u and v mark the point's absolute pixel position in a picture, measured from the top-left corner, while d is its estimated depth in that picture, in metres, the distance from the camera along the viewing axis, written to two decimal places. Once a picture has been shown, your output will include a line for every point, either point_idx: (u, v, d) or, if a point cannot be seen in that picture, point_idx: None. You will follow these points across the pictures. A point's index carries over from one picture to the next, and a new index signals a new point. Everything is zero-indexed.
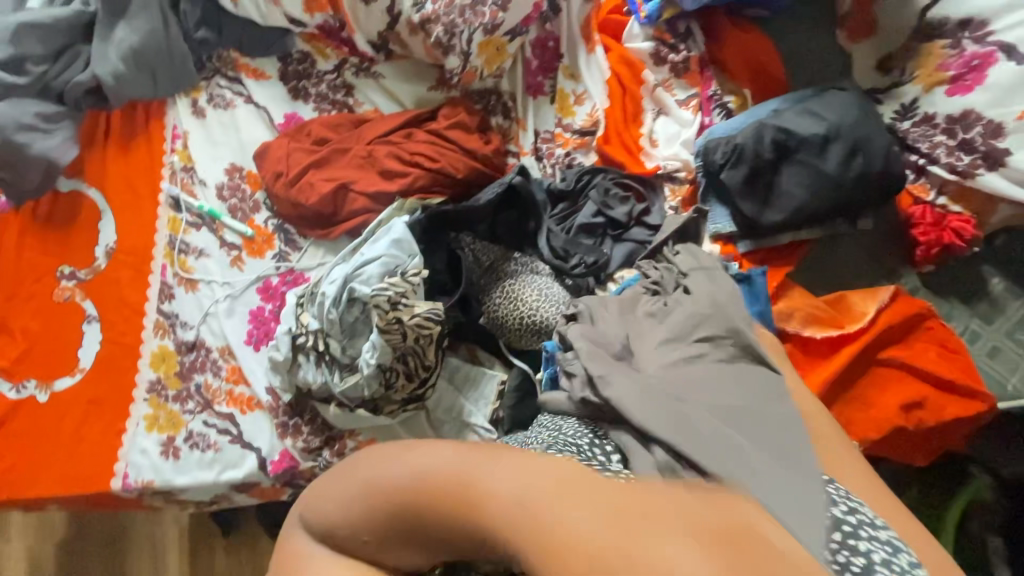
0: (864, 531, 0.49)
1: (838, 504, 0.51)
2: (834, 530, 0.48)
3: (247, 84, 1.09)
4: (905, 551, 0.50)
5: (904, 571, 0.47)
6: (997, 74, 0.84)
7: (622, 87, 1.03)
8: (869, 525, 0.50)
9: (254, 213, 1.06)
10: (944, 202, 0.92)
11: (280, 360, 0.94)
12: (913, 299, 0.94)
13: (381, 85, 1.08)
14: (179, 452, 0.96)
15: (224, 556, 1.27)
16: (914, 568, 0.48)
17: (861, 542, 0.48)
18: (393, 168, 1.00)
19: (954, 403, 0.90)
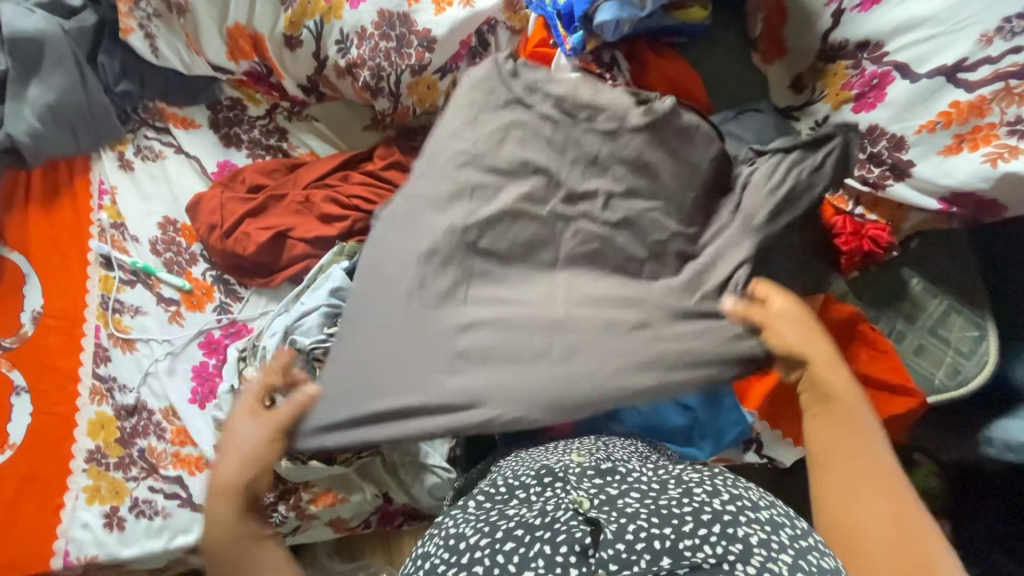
0: (744, 516, 0.51)
1: (718, 495, 0.53)
2: (713, 522, 0.50)
3: (176, 134, 1.07)
4: (786, 526, 0.51)
5: (783, 547, 0.49)
6: (895, 92, 0.90)
7: None
8: (749, 509, 0.52)
9: (191, 265, 1.03)
10: (861, 212, 0.98)
11: (225, 420, 0.91)
12: (843, 305, 0.99)
13: (315, 128, 1.09)
14: (125, 523, 0.92)
15: None
16: (796, 543, 0.50)
17: (739, 529, 0.50)
18: (332, 213, 0.99)
19: (885, 401, 0.96)
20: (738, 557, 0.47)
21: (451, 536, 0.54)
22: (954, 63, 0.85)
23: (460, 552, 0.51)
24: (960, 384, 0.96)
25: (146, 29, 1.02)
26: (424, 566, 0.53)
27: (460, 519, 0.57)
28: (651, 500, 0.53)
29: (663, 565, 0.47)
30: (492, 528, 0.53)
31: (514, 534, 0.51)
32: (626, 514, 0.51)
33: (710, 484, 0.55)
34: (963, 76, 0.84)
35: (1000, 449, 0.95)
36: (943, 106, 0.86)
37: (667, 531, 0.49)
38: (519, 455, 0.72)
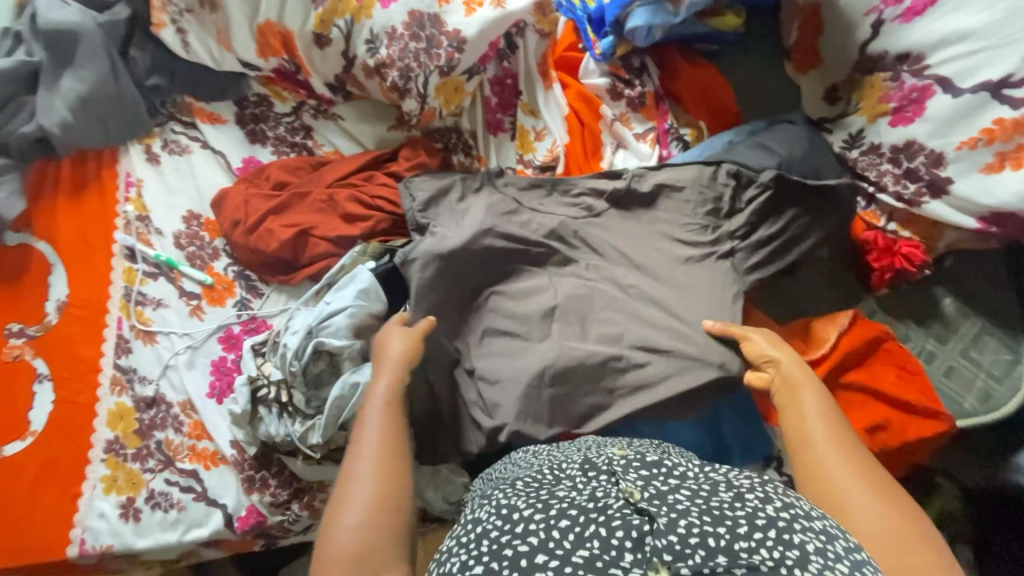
0: (798, 524, 0.51)
1: (772, 501, 0.52)
2: (769, 527, 0.50)
3: (202, 129, 1.07)
4: (840, 538, 0.51)
5: (837, 558, 0.49)
6: (935, 106, 0.87)
7: (581, 123, 1.05)
8: (802, 518, 0.52)
9: (213, 260, 1.03)
10: (894, 228, 0.96)
11: (239, 413, 0.91)
12: (871, 323, 0.97)
13: (341, 127, 1.09)
14: (140, 514, 0.93)
15: None
16: (850, 555, 0.49)
17: (795, 535, 0.50)
18: (355, 213, 0.98)
19: (917, 425, 0.91)
20: (794, 563, 0.47)
21: (502, 506, 0.54)
22: (999, 78, 0.82)
23: (512, 522, 0.52)
24: (992, 410, 0.92)
25: (178, 24, 1.03)
26: (474, 531, 0.53)
27: (508, 491, 0.57)
28: (703, 499, 0.53)
29: (718, 563, 0.47)
30: (544, 504, 0.53)
31: (567, 513, 0.51)
32: (678, 510, 0.51)
33: (763, 490, 0.54)
34: (1007, 93, 0.81)
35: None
36: (985, 122, 0.83)
37: (721, 531, 0.49)
38: (554, 449, 0.71)
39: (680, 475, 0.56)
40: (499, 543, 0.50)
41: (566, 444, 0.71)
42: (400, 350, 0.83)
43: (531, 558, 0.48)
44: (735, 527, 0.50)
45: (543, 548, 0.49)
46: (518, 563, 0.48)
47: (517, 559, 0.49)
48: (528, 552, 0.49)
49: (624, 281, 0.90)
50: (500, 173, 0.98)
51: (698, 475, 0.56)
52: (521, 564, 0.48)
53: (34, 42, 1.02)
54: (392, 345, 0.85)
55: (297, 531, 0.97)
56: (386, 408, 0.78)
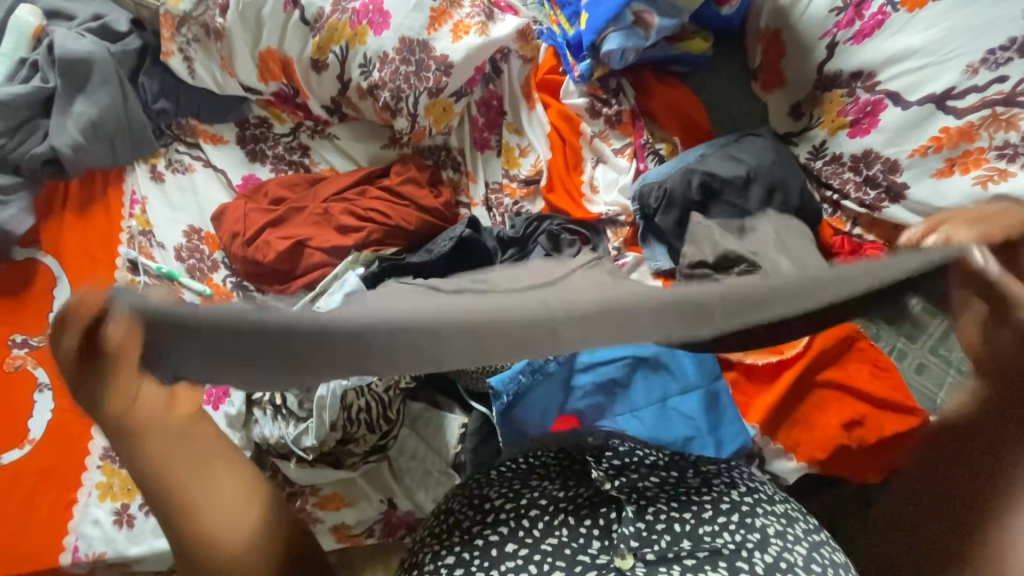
0: (761, 508, 0.53)
1: (737, 486, 0.54)
2: (732, 512, 0.52)
3: (205, 149, 1.13)
4: (800, 521, 0.53)
5: (797, 539, 0.51)
6: (887, 118, 0.95)
7: (562, 139, 1.12)
8: (766, 502, 0.54)
9: (212, 272, 1.08)
10: (859, 232, 1.00)
11: (234, 415, 0.95)
12: (842, 322, 1.02)
13: (336, 145, 1.15)
14: (134, 520, 0.94)
15: None
16: (809, 536, 0.52)
17: (757, 519, 0.51)
18: (348, 224, 1.04)
19: (892, 420, 0.95)
20: (755, 545, 0.49)
21: (473, 495, 0.54)
22: (942, 91, 0.89)
23: (483, 512, 0.52)
24: None
25: (185, 53, 1.10)
26: (445, 521, 0.53)
27: (481, 479, 0.57)
28: (671, 486, 0.54)
29: (683, 547, 0.49)
30: (516, 493, 0.53)
31: (537, 502, 0.52)
32: (646, 497, 0.52)
33: (729, 475, 0.56)
34: (951, 103, 0.89)
35: None
36: (933, 131, 0.90)
37: (686, 516, 0.51)
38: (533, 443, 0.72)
39: (652, 463, 0.57)
40: (471, 532, 0.51)
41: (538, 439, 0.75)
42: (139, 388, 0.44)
43: (501, 547, 0.49)
44: (699, 514, 0.51)
45: (513, 537, 0.50)
46: (489, 553, 0.49)
47: (489, 547, 0.50)
48: (498, 541, 0.50)
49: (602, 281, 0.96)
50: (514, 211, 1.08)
51: (671, 463, 0.58)
52: (493, 552, 0.49)
53: (49, 70, 1.09)
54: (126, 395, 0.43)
55: None
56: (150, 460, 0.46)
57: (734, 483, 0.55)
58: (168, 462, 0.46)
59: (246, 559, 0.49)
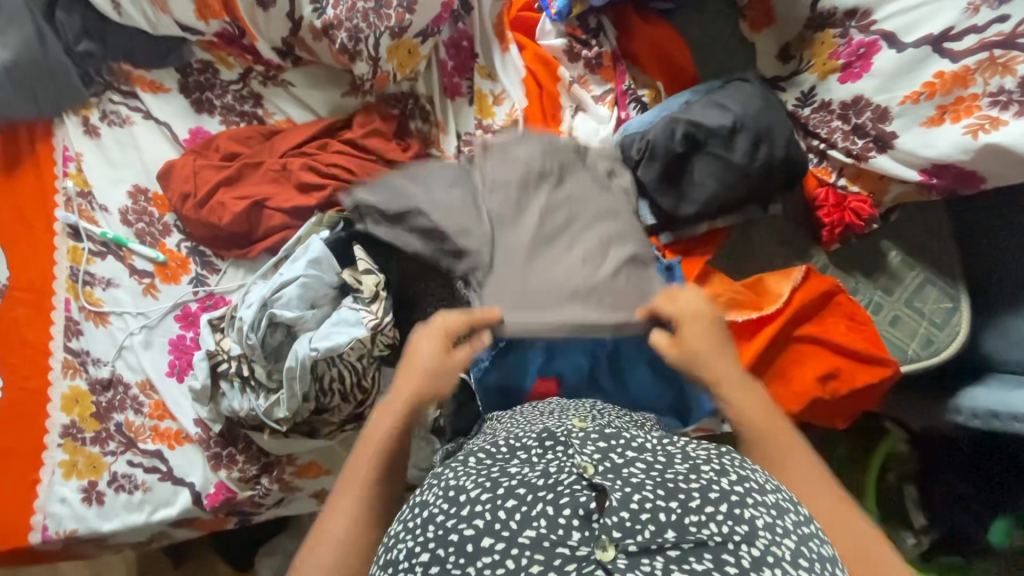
0: (751, 498, 0.52)
1: (727, 475, 0.54)
2: (720, 501, 0.51)
3: (143, 98, 1.02)
4: (790, 512, 0.53)
5: (785, 532, 0.50)
6: (881, 62, 0.90)
7: (539, 85, 1.04)
8: (757, 491, 0.54)
9: (165, 237, 0.99)
10: (844, 183, 0.98)
11: (199, 389, 0.88)
12: (823, 276, 1.01)
13: (292, 94, 1.05)
14: (104, 497, 0.91)
15: None
16: (798, 530, 0.51)
17: (746, 509, 0.51)
18: (309, 182, 0.96)
19: (865, 372, 0.98)
20: (743, 537, 0.48)
21: (450, 488, 0.53)
22: (940, 32, 0.85)
23: (459, 506, 0.51)
24: (932, 354, 0.98)
25: None
26: (422, 515, 0.53)
27: (459, 471, 0.56)
28: (657, 473, 0.53)
29: (667, 538, 0.48)
30: (494, 484, 0.52)
31: (515, 492, 0.51)
32: (631, 484, 0.51)
33: (719, 463, 0.56)
34: (947, 46, 0.85)
35: (967, 416, 1.00)
36: (927, 76, 0.86)
37: (672, 505, 0.50)
38: (515, 416, 0.71)
39: (638, 442, 0.58)
40: (446, 526, 0.50)
41: (529, 410, 0.74)
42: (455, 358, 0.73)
43: (477, 541, 0.48)
44: (690, 500, 0.50)
45: (489, 530, 0.49)
46: (464, 549, 0.48)
47: (464, 543, 0.48)
48: (473, 536, 0.48)
49: None
50: None
51: (655, 443, 0.58)
52: (468, 548, 0.48)
53: None
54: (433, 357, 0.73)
55: (268, 505, 0.97)
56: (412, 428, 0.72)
57: (726, 472, 0.55)
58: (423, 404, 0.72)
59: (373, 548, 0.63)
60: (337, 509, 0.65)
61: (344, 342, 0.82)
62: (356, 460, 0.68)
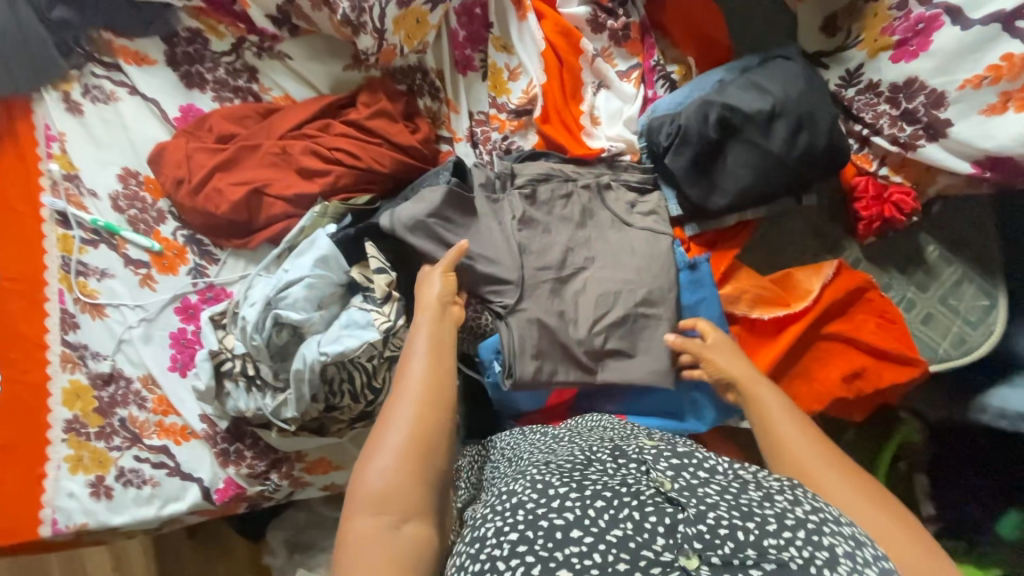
0: (827, 527, 0.50)
1: (801, 503, 0.52)
2: (798, 527, 0.50)
3: (128, 71, 0.94)
4: (869, 546, 0.51)
5: (866, 564, 0.48)
6: (942, 39, 0.81)
7: (559, 61, 0.95)
8: (832, 522, 0.51)
9: (159, 224, 0.94)
10: (886, 173, 0.91)
11: (203, 389, 0.84)
12: (856, 272, 0.95)
13: (289, 67, 0.96)
14: (112, 491, 0.90)
15: (193, 551, 1.40)
16: (879, 563, 0.49)
17: (824, 537, 0.49)
18: (311, 167, 0.89)
19: (891, 371, 0.94)
20: (824, 564, 0.47)
21: (537, 482, 0.55)
22: (1013, 9, 0.76)
23: (548, 496, 0.53)
24: (964, 354, 0.94)
25: None
26: (510, 502, 0.54)
27: (543, 470, 0.58)
28: (732, 496, 0.53)
29: (748, 556, 0.47)
30: (579, 485, 0.54)
31: (602, 494, 0.52)
32: (706, 503, 0.52)
33: (792, 493, 0.54)
34: (1020, 25, 0.76)
35: (993, 416, 0.98)
36: (993, 58, 0.78)
37: (749, 526, 0.49)
38: (571, 434, 0.72)
39: (716, 461, 0.59)
40: (535, 513, 0.52)
41: (587, 430, 0.72)
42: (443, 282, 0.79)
43: (566, 531, 0.50)
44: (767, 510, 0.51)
45: (577, 524, 0.50)
46: (552, 535, 0.50)
47: (553, 531, 0.50)
48: (562, 526, 0.50)
49: (611, 235, 0.89)
50: (508, 149, 0.96)
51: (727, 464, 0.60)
52: (556, 535, 0.49)
53: None
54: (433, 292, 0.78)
55: (278, 498, 0.96)
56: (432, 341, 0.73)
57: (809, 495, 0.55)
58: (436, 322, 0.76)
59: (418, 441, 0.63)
60: (395, 419, 0.65)
61: (354, 347, 0.77)
62: (406, 376, 0.69)
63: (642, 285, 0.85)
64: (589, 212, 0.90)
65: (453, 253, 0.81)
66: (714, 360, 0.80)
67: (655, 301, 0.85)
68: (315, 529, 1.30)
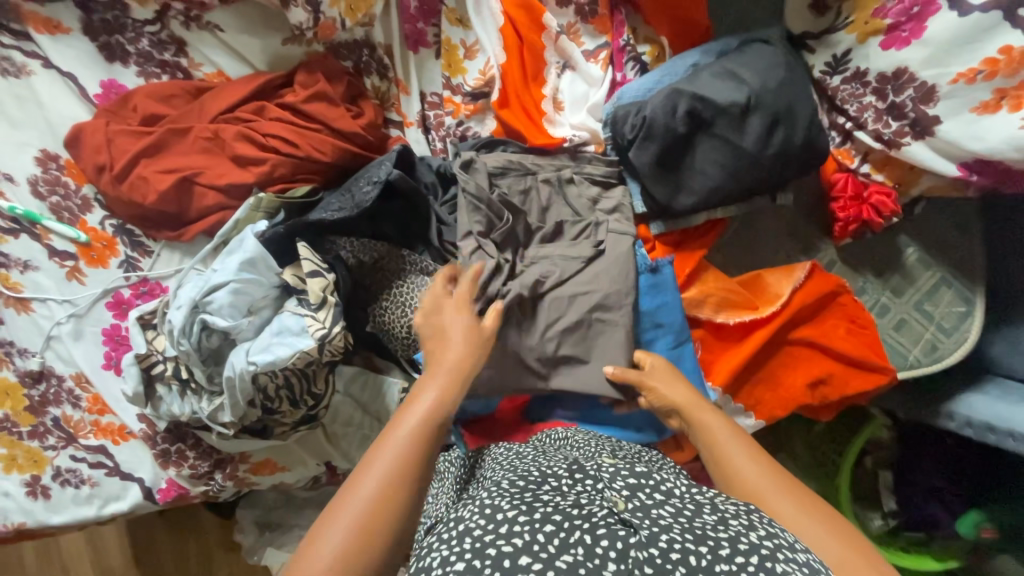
0: (783, 553, 0.44)
1: (755, 529, 0.46)
2: (751, 553, 0.43)
3: (40, 41, 0.85)
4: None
5: None
6: (936, 27, 0.73)
7: (519, 38, 0.87)
8: (787, 548, 0.45)
9: (85, 213, 0.87)
10: (867, 171, 0.85)
11: (132, 394, 0.79)
12: (829, 274, 0.90)
13: (221, 40, 0.88)
14: (50, 491, 0.86)
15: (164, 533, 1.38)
16: None
17: (778, 564, 0.43)
18: (246, 155, 0.82)
19: (859, 379, 0.90)
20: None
21: (485, 506, 0.48)
22: None
23: (496, 522, 0.45)
24: (934, 362, 0.90)
25: None
26: (457, 529, 0.47)
27: (493, 492, 0.51)
28: (685, 519, 0.47)
29: None
30: (530, 507, 0.47)
31: (553, 517, 0.46)
32: (659, 525, 0.46)
33: (748, 518, 0.48)
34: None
35: (960, 423, 0.92)
36: (990, 51, 0.70)
37: (702, 550, 0.43)
38: (519, 452, 0.65)
39: (684, 486, 0.54)
40: (483, 541, 0.44)
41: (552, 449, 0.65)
42: (461, 329, 0.69)
43: (514, 558, 0.42)
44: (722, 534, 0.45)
45: (526, 550, 0.43)
46: (500, 563, 0.42)
47: (501, 559, 0.42)
48: (511, 552, 0.43)
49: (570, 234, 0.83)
50: (464, 136, 0.89)
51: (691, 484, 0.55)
52: (504, 564, 0.42)
53: None
54: (448, 334, 0.68)
55: (224, 497, 0.93)
56: (433, 398, 0.62)
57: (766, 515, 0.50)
58: (440, 366, 0.65)
59: (385, 518, 0.53)
60: (364, 482, 0.55)
61: (284, 356, 0.73)
62: (390, 433, 0.58)
63: (598, 290, 0.80)
64: (548, 210, 0.85)
65: (467, 287, 0.73)
66: (653, 387, 0.76)
67: (614, 308, 0.80)
68: (284, 508, 1.27)
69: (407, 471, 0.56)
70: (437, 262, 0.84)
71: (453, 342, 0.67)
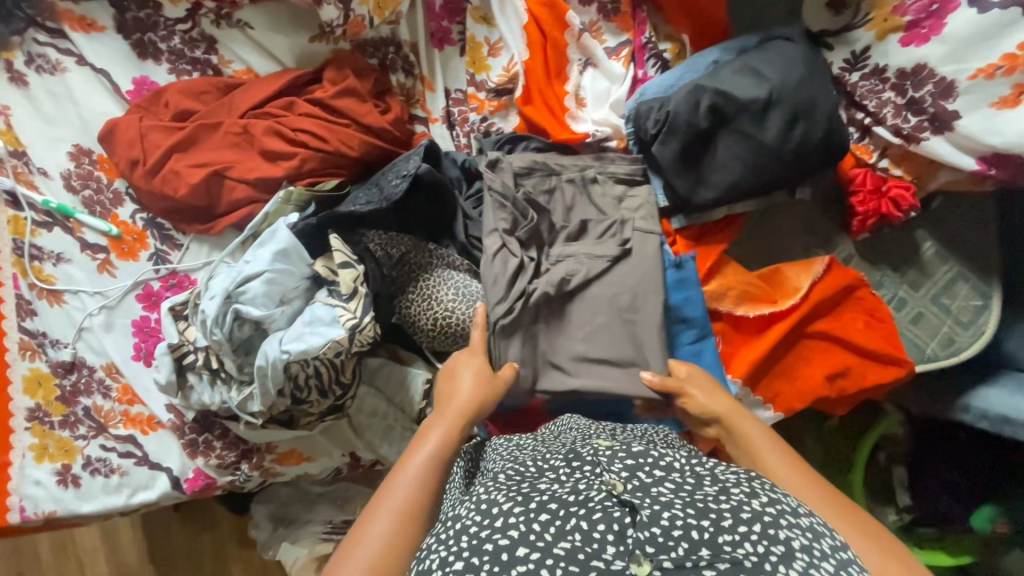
0: (784, 518, 0.46)
1: (757, 496, 0.47)
2: (753, 521, 0.45)
3: (75, 39, 0.87)
4: (825, 535, 0.47)
5: (824, 557, 0.44)
6: (956, 23, 0.75)
7: (543, 36, 0.89)
8: (789, 513, 0.47)
9: (116, 207, 0.89)
10: (886, 166, 0.86)
11: (164, 383, 0.80)
12: (846, 268, 0.91)
13: (250, 38, 0.90)
14: (80, 480, 0.86)
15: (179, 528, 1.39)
16: (836, 554, 0.45)
17: (781, 530, 0.45)
18: (275, 149, 0.83)
19: (876, 371, 0.91)
20: (779, 559, 0.43)
21: (482, 501, 0.48)
22: None
23: (492, 517, 0.46)
24: (952, 355, 0.91)
25: None
26: (454, 528, 0.47)
27: (489, 485, 0.51)
28: (686, 493, 0.47)
29: (702, 556, 0.42)
30: (525, 497, 0.47)
31: (548, 506, 0.46)
32: (660, 502, 0.46)
33: (748, 485, 0.49)
34: None
35: (975, 415, 0.94)
36: (1008, 47, 0.72)
37: (704, 523, 0.44)
38: (522, 438, 0.65)
39: (686, 463, 0.52)
40: (479, 538, 0.45)
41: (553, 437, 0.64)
42: (469, 377, 0.74)
43: (512, 551, 0.43)
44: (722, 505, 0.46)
45: (523, 541, 0.43)
46: (499, 558, 0.43)
47: (499, 553, 0.43)
48: (508, 546, 0.43)
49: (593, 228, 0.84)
50: (488, 132, 0.90)
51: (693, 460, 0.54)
52: (503, 557, 0.43)
53: None
54: (460, 380, 0.74)
55: (248, 488, 0.94)
56: (442, 443, 0.67)
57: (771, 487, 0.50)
58: (450, 413, 0.71)
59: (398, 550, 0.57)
60: (378, 515, 0.60)
61: (317, 345, 0.74)
62: (402, 473, 0.64)
63: (621, 282, 0.81)
64: (572, 208, 0.86)
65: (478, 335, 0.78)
66: (691, 394, 0.77)
67: (639, 300, 0.80)
68: (300, 504, 1.28)
69: (416, 508, 0.60)
70: (462, 257, 0.85)
71: (463, 389, 0.73)
